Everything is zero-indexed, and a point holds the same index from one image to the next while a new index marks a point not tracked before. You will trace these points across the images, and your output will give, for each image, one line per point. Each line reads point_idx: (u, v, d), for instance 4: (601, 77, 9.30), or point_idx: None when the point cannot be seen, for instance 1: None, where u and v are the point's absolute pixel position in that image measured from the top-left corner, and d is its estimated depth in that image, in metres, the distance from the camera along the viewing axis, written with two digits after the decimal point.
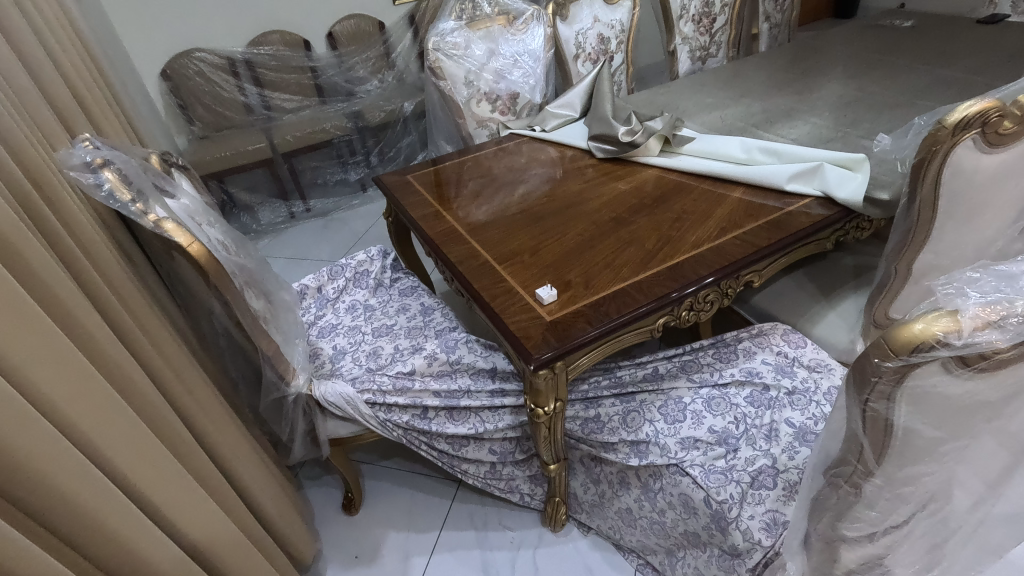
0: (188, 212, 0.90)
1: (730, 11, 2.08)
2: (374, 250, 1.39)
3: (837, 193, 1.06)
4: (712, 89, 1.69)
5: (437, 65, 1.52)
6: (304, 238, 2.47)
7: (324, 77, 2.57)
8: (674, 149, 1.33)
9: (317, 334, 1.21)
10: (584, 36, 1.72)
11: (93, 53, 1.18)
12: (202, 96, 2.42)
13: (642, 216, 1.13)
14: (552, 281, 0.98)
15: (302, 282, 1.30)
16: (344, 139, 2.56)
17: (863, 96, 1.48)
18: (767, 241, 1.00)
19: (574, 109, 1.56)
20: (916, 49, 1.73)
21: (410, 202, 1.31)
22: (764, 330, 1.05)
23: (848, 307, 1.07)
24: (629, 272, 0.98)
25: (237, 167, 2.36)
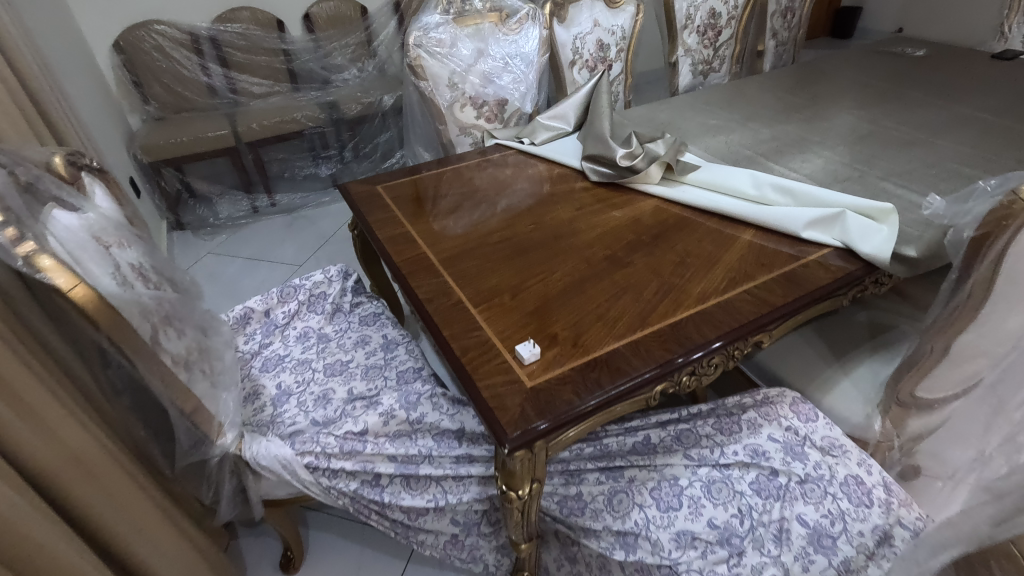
0: (95, 231, 0.73)
1: (737, 25, 1.96)
2: (335, 270, 1.23)
3: (859, 246, 0.94)
4: (716, 109, 1.56)
5: (418, 63, 1.36)
6: (266, 236, 2.28)
7: (298, 62, 2.38)
8: (676, 178, 1.19)
9: (260, 368, 1.06)
10: (582, 41, 1.58)
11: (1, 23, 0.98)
12: (160, 74, 2.19)
13: (640, 256, 0.99)
14: (534, 335, 0.83)
15: (247, 304, 1.14)
16: (316, 131, 2.37)
17: (879, 129, 1.36)
18: (783, 299, 0.87)
19: (566, 122, 1.42)
20: (931, 81, 1.62)
21: (378, 219, 1.15)
22: (769, 395, 0.93)
23: (863, 374, 0.96)
24: (626, 328, 0.84)
25: (196, 155, 2.16)
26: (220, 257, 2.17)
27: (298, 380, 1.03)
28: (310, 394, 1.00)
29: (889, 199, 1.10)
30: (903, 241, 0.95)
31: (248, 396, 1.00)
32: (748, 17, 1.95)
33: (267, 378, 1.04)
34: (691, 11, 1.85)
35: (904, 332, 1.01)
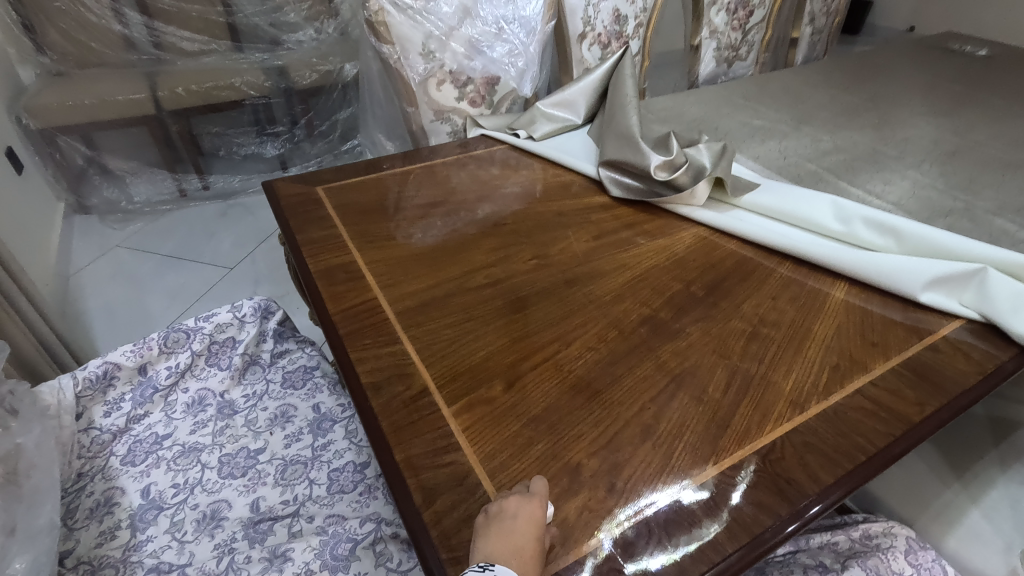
0: None
1: (770, 5, 1.66)
2: (248, 305, 0.86)
3: (1010, 322, 0.65)
4: (758, 106, 1.25)
5: (381, 19, 0.99)
6: (193, 227, 1.88)
7: (240, 16, 1.94)
8: (726, 199, 0.88)
9: (122, 459, 0.70)
10: (596, 8, 1.24)
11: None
12: (56, 17, 1.75)
13: (693, 320, 0.67)
14: (543, 466, 0.51)
15: (111, 359, 0.77)
16: (260, 101, 1.98)
17: (967, 144, 1.08)
18: (919, 408, 0.57)
19: (574, 112, 1.09)
20: (1007, 87, 1.35)
21: (312, 238, 0.80)
22: (872, 535, 0.65)
23: (997, 501, 0.67)
24: (689, 456, 0.52)
25: (101, 123, 1.76)
26: (134, 251, 1.77)
27: (176, 484, 0.68)
28: (192, 511, 0.66)
29: (1014, 245, 0.82)
30: None
31: (94, 511, 0.66)
32: None
33: (129, 478, 0.69)
34: None
35: None
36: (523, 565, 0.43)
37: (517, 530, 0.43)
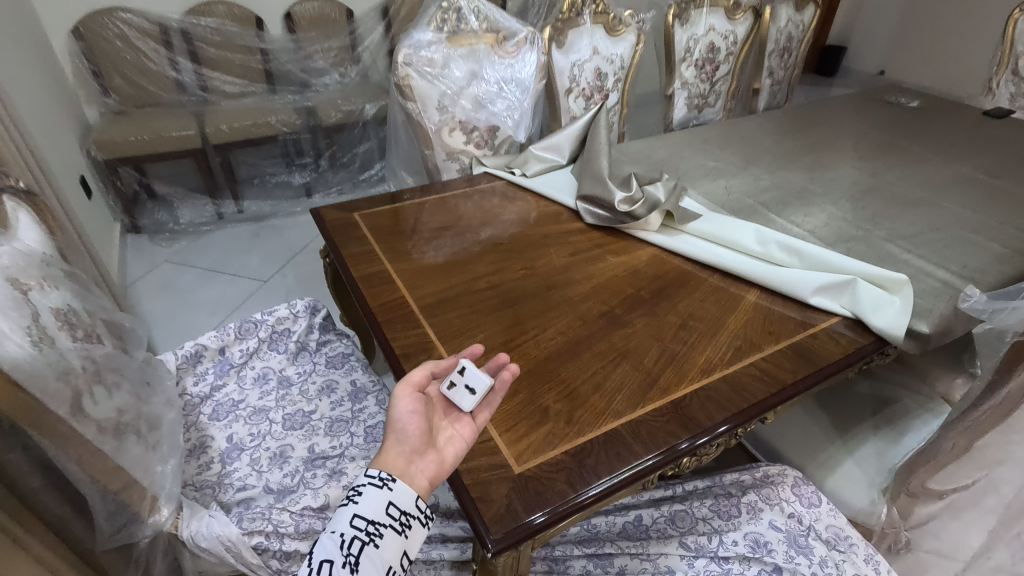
0: (8, 274, 0.61)
1: (734, 61, 1.92)
2: (302, 304, 1.12)
3: (871, 318, 0.88)
4: (715, 149, 1.50)
5: (406, 83, 1.27)
6: (229, 245, 2.13)
7: (275, 63, 2.34)
8: (676, 226, 1.12)
9: (210, 416, 0.93)
10: (579, 68, 1.52)
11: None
12: (122, 65, 2.12)
13: (639, 314, 0.91)
14: (524, 407, 0.74)
15: (199, 341, 1.01)
16: (291, 137, 2.25)
17: (879, 184, 1.33)
18: (793, 375, 0.80)
19: (560, 154, 1.34)
20: (928, 135, 1.60)
21: (353, 252, 1.04)
22: (770, 474, 0.87)
23: (867, 454, 0.90)
24: (625, 403, 0.76)
25: (157, 155, 2.02)
26: (177, 266, 2.02)
27: (252, 432, 0.91)
28: (266, 451, 0.88)
29: (897, 263, 1.05)
30: (916, 315, 0.90)
31: (193, 451, 0.88)
32: (745, 53, 1.93)
33: (216, 429, 0.92)
34: (691, 44, 1.80)
35: (909, 408, 0.96)
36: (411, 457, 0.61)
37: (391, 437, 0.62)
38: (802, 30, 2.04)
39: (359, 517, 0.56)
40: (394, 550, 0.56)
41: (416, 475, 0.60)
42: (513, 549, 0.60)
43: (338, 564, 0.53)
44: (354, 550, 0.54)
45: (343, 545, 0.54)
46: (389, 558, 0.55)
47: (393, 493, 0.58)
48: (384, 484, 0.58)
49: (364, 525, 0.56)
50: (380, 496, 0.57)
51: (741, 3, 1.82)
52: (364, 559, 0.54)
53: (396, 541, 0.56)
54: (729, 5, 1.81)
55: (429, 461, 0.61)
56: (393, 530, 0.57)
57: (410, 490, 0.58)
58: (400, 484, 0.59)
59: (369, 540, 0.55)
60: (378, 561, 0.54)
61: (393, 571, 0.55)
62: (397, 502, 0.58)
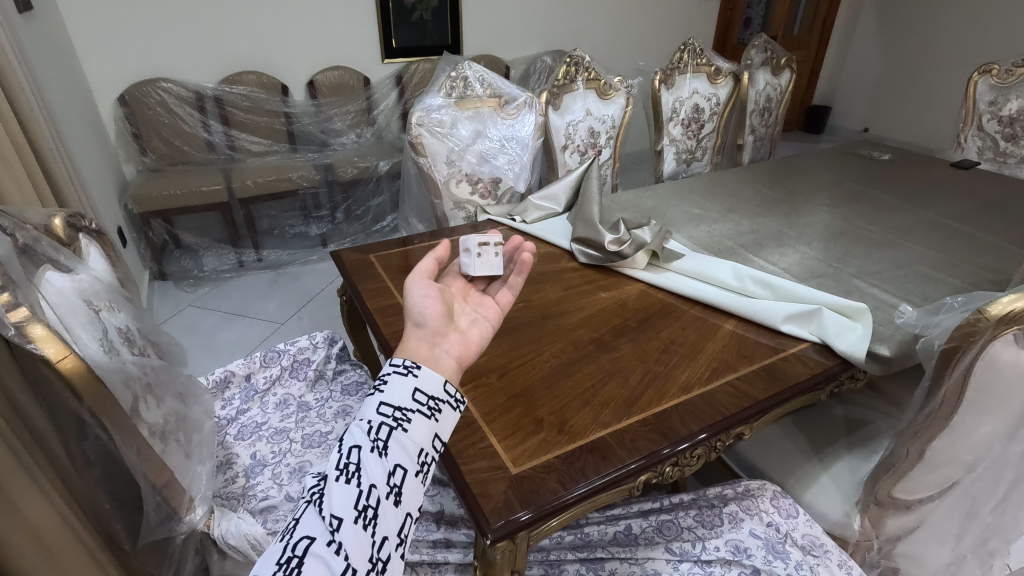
0: (84, 294, 0.73)
1: (718, 119, 2.10)
2: (321, 336, 1.23)
3: (836, 342, 0.97)
4: (700, 197, 1.63)
5: (418, 141, 1.43)
6: (249, 291, 2.27)
7: (298, 125, 2.63)
8: (662, 264, 1.24)
9: (235, 435, 1.02)
10: (574, 128, 1.69)
11: (5, 66, 1.04)
12: (160, 127, 2.39)
13: (625, 341, 1.01)
14: (520, 418, 0.83)
15: (228, 368, 1.12)
16: (309, 192, 2.43)
17: (850, 228, 1.44)
18: (764, 392, 0.89)
19: (557, 203, 1.47)
20: (897, 185, 1.73)
21: (369, 288, 1.16)
22: (751, 488, 0.94)
23: (841, 470, 0.97)
24: (611, 416, 0.84)
25: (187, 208, 2.19)
26: (199, 309, 2.14)
27: (274, 450, 1.00)
28: (287, 465, 0.97)
29: (863, 296, 1.15)
30: (876, 341, 0.99)
31: (220, 466, 0.96)
32: (727, 113, 2.10)
33: (241, 447, 1.00)
34: (677, 105, 1.98)
35: (880, 429, 1.03)
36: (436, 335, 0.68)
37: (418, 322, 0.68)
38: (780, 92, 2.23)
39: (386, 404, 0.58)
40: (424, 433, 0.59)
41: (443, 359, 0.65)
42: (509, 539, 0.68)
43: (367, 449, 0.55)
44: (382, 435, 0.56)
45: (371, 431, 0.56)
46: (420, 441, 0.58)
47: (419, 380, 0.61)
48: (409, 372, 0.61)
49: (390, 411, 0.58)
50: (405, 383, 0.60)
51: (720, 70, 2.02)
52: (393, 442, 0.56)
53: (426, 424, 0.59)
54: (710, 71, 2.00)
55: (452, 345, 0.68)
56: (421, 414, 0.59)
57: (436, 375, 0.62)
58: (426, 370, 0.62)
59: (397, 425, 0.57)
60: (407, 443, 0.57)
61: (426, 452, 0.58)
62: (423, 388, 0.61)
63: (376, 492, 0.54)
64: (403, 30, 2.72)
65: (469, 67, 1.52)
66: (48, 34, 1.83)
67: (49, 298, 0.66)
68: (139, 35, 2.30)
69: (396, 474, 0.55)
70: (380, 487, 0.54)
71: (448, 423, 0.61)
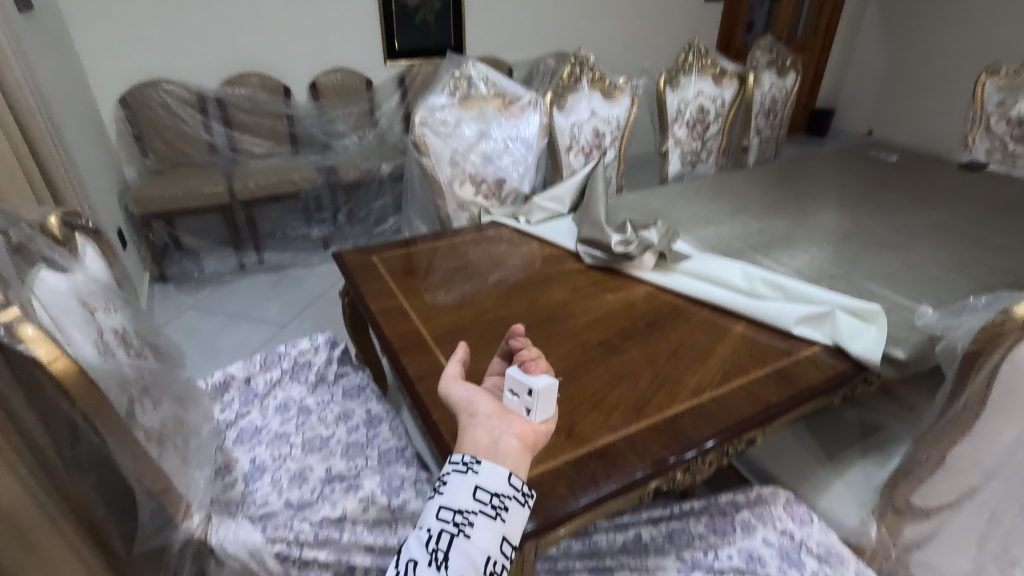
0: (79, 294, 0.71)
1: (723, 121, 2.08)
2: (321, 339, 1.21)
3: (850, 345, 0.95)
4: (706, 199, 1.61)
5: (422, 140, 1.40)
6: (250, 293, 2.25)
7: (300, 127, 2.61)
8: (669, 265, 1.21)
9: (234, 439, 1.00)
10: (579, 128, 1.67)
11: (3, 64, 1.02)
12: (162, 129, 2.39)
13: (634, 343, 0.99)
14: None
15: (228, 371, 1.10)
16: (311, 194, 2.41)
17: (860, 229, 1.42)
18: (777, 396, 0.87)
19: (562, 204, 1.45)
20: (906, 186, 1.71)
21: (371, 289, 1.14)
22: (764, 494, 0.91)
23: (856, 476, 0.94)
24: (620, 420, 0.82)
25: (188, 210, 2.18)
26: (200, 312, 2.12)
27: (273, 455, 0.97)
28: (287, 471, 0.94)
29: (876, 298, 1.12)
30: (891, 344, 0.97)
31: (218, 471, 0.94)
32: (733, 114, 2.08)
33: (240, 452, 0.98)
34: (682, 106, 1.97)
35: (895, 434, 1.01)
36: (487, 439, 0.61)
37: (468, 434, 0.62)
38: (785, 94, 2.22)
39: (445, 509, 0.56)
40: (489, 537, 0.55)
41: (503, 442, 0.61)
42: (516, 547, 0.66)
43: (425, 563, 0.53)
44: (443, 544, 0.54)
45: (430, 541, 0.55)
46: (486, 548, 0.54)
47: (479, 477, 0.57)
48: (468, 469, 0.58)
49: (451, 516, 0.56)
50: (465, 482, 0.57)
51: (726, 71, 2.00)
52: (454, 550, 0.54)
53: (490, 527, 0.56)
54: (716, 72, 1.99)
55: (513, 423, 0.63)
56: (484, 515, 0.56)
57: (499, 469, 0.58)
58: (486, 465, 0.58)
59: (459, 531, 0.55)
60: (471, 551, 0.54)
61: (493, 560, 0.54)
62: (484, 485, 0.57)
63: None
64: (406, 32, 2.71)
65: (473, 66, 1.51)
66: (49, 35, 1.82)
67: (41, 299, 0.64)
68: (141, 37, 2.30)
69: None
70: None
71: (516, 521, 0.57)
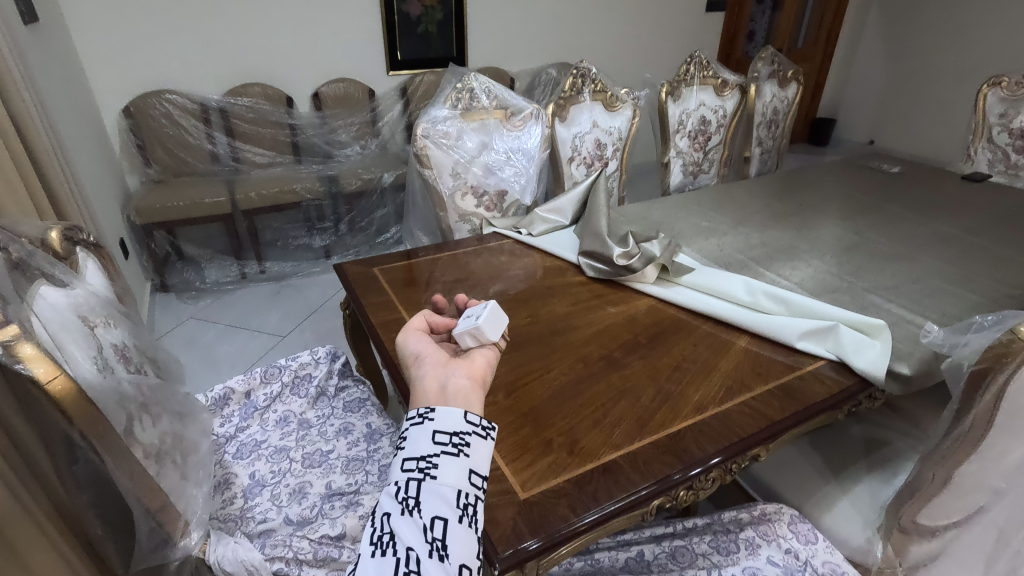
0: (80, 310, 0.70)
1: (724, 132, 2.08)
2: (322, 351, 1.20)
3: (854, 360, 0.94)
4: (708, 210, 1.60)
5: (424, 152, 1.41)
6: (251, 303, 2.25)
7: (302, 136, 2.62)
8: (671, 278, 1.21)
9: (234, 454, 0.99)
10: (581, 139, 1.67)
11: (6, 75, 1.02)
12: (165, 139, 2.40)
13: (636, 358, 0.98)
14: (529, 439, 0.80)
15: (227, 385, 1.10)
16: (313, 203, 2.42)
17: (863, 242, 1.42)
18: (782, 412, 0.86)
19: (564, 215, 1.45)
20: (909, 198, 1.71)
21: (372, 301, 1.14)
22: (767, 512, 0.90)
23: (860, 493, 0.93)
24: (623, 437, 0.81)
25: (190, 219, 2.18)
26: (201, 322, 2.12)
27: (273, 470, 0.97)
28: (286, 487, 0.94)
29: (880, 312, 1.12)
30: (896, 359, 0.96)
31: (218, 486, 0.93)
32: (734, 125, 2.08)
33: (240, 467, 0.97)
34: (684, 117, 1.97)
35: (900, 450, 1.00)
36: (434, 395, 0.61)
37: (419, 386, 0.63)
38: (786, 104, 2.22)
39: (409, 459, 0.56)
40: (456, 473, 0.56)
41: (452, 384, 0.63)
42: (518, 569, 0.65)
43: (398, 513, 0.53)
44: (412, 492, 0.54)
45: (399, 493, 0.54)
46: (454, 483, 0.55)
47: (436, 422, 0.58)
48: (425, 419, 0.58)
49: (416, 465, 0.56)
50: (423, 431, 0.57)
51: (727, 82, 2.00)
52: (425, 494, 0.54)
53: (456, 464, 0.56)
54: (717, 83, 1.99)
55: (459, 367, 0.65)
56: (448, 455, 0.56)
57: (456, 409, 0.59)
58: (441, 410, 0.59)
59: (425, 476, 0.55)
60: (441, 491, 0.54)
61: (464, 494, 0.55)
62: (442, 428, 0.58)
63: (416, 553, 0.51)
64: (409, 42, 2.72)
65: (475, 78, 1.51)
66: (53, 46, 1.83)
67: (41, 315, 0.63)
68: (145, 48, 2.31)
69: (435, 527, 0.53)
70: (419, 547, 0.51)
71: (480, 454, 0.58)
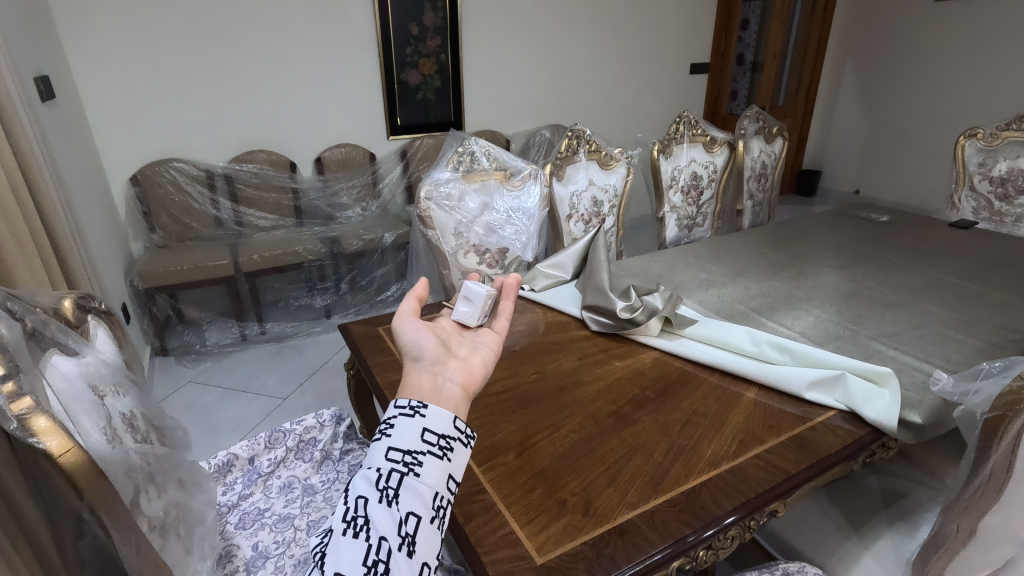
0: (90, 379, 0.70)
1: (716, 186, 2.14)
2: (328, 414, 1.17)
3: (864, 410, 0.94)
4: (706, 262, 1.63)
5: (427, 214, 1.45)
6: (250, 365, 2.23)
7: (304, 199, 2.69)
8: (675, 331, 1.21)
9: (236, 524, 0.96)
10: (578, 197, 1.72)
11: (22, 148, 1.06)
12: (170, 205, 2.45)
13: (646, 413, 0.97)
14: (542, 500, 0.79)
15: (230, 450, 1.07)
16: (315, 263, 2.44)
17: (861, 290, 1.44)
18: (797, 465, 0.85)
19: (564, 271, 1.47)
20: (900, 245, 1.75)
21: (377, 360, 1.14)
22: (790, 569, 0.86)
23: (883, 547, 0.91)
24: (638, 495, 0.80)
25: (192, 282, 2.20)
26: (199, 385, 2.10)
27: (277, 540, 0.93)
28: (290, 558, 0.90)
29: (884, 359, 1.12)
30: (906, 407, 0.96)
31: (219, 559, 0.90)
32: (725, 180, 2.15)
33: (242, 537, 0.94)
34: (676, 173, 2.04)
35: (919, 501, 0.98)
36: (424, 393, 0.63)
37: (409, 382, 0.65)
38: (774, 158, 2.30)
39: (395, 450, 0.57)
40: (437, 475, 0.57)
41: (447, 388, 0.65)
42: None
43: (375, 500, 0.54)
44: (393, 483, 0.55)
45: (379, 480, 0.55)
46: (433, 485, 0.56)
47: (427, 420, 0.60)
48: (416, 413, 0.60)
49: (400, 457, 0.57)
50: (413, 426, 0.59)
51: (716, 139, 2.09)
52: (404, 489, 0.55)
53: (438, 466, 0.58)
54: (706, 141, 2.07)
55: (456, 373, 0.67)
56: (433, 456, 0.58)
57: (445, 413, 0.61)
58: (433, 409, 0.61)
59: (409, 470, 0.56)
60: (420, 489, 0.56)
61: (439, 497, 0.57)
62: (431, 428, 0.60)
63: (387, 544, 0.52)
64: (409, 108, 2.84)
65: (475, 142, 1.57)
66: (67, 120, 1.91)
67: (53, 385, 0.63)
68: (153, 119, 2.40)
69: (408, 523, 0.54)
70: (391, 539, 0.53)
71: (460, 462, 0.60)
